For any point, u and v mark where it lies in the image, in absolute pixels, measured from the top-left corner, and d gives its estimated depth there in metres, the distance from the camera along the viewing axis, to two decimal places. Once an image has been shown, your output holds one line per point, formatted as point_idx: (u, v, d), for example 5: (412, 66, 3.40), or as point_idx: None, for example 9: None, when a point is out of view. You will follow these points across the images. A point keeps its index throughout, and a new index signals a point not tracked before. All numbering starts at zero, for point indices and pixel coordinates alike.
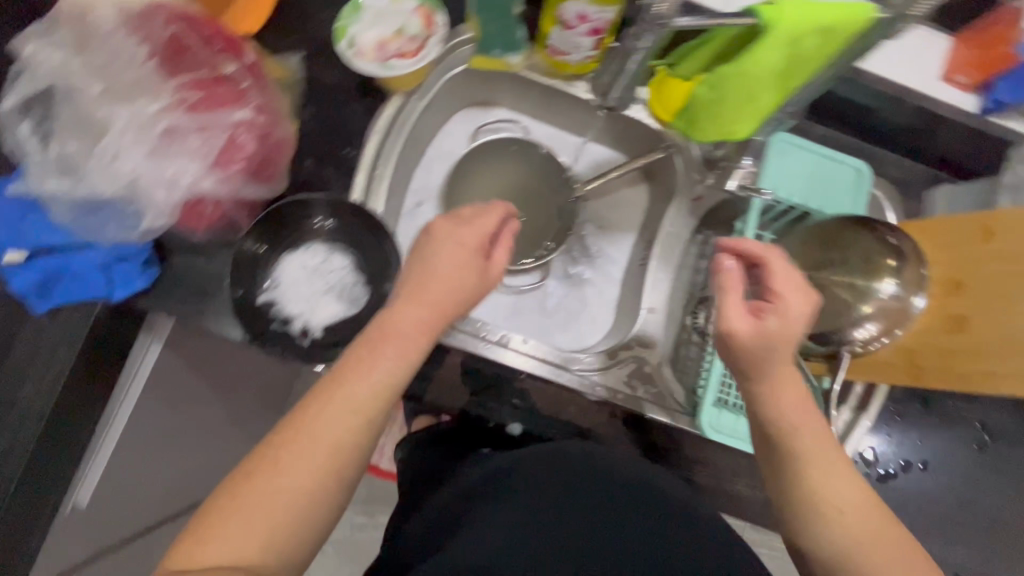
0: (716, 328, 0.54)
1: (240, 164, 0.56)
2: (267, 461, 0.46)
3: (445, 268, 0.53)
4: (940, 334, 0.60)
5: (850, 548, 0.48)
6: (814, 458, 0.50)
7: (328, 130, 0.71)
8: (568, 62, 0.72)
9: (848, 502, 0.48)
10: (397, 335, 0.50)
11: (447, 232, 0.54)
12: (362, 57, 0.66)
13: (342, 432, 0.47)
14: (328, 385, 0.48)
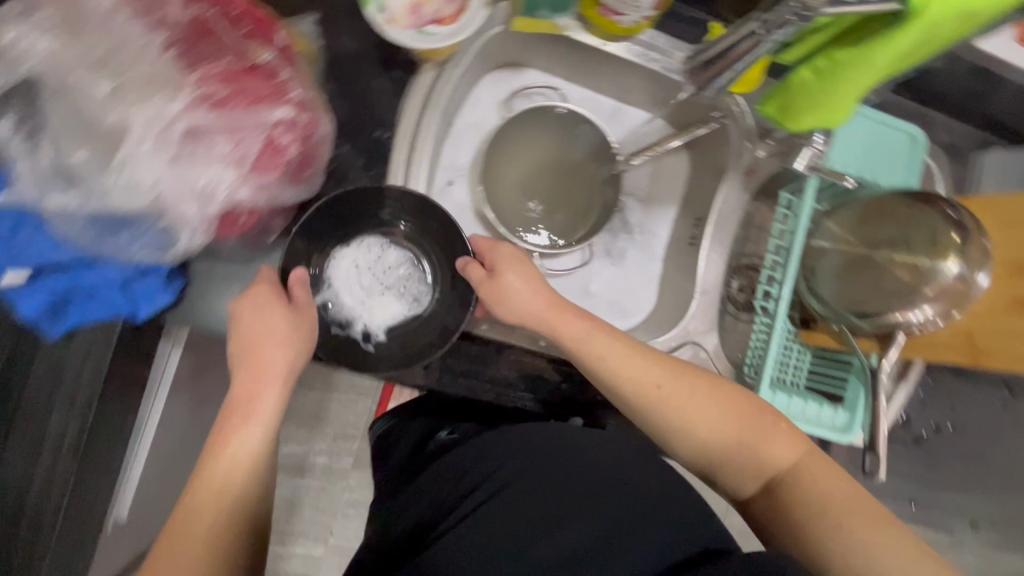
0: (529, 306, 0.57)
1: (281, 169, 0.50)
2: (172, 547, 0.45)
3: (284, 358, 0.52)
4: (998, 313, 0.61)
5: (738, 449, 0.53)
6: (655, 396, 0.55)
7: (358, 109, 0.63)
8: (623, 22, 0.64)
9: (741, 432, 0.53)
10: (261, 392, 0.51)
11: (250, 308, 0.53)
12: (394, 25, 0.56)
13: (250, 508, 0.49)
14: (209, 461, 0.48)
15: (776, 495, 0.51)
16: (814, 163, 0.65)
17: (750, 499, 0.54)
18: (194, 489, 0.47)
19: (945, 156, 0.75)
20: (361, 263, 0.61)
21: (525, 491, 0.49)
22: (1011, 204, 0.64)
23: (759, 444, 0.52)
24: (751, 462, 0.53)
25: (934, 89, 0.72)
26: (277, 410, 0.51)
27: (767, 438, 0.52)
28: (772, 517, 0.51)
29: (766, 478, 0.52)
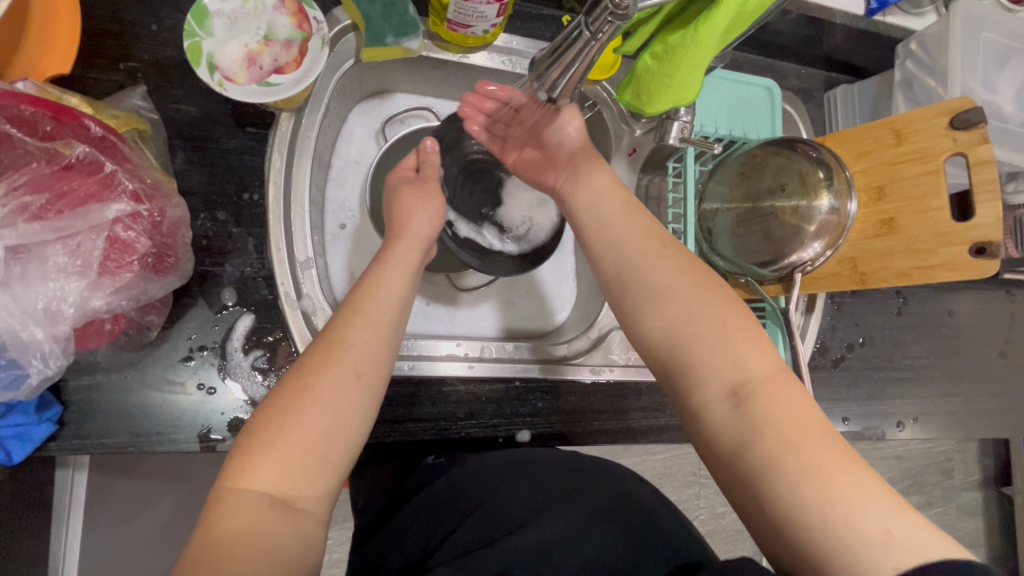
0: (602, 201, 0.58)
1: (136, 264, 0.47)
2: (262, 449, 0.40)
3: (396, 291, 0.51)
4: (871, 237, 0.66)
5: (714, 353, 0.47)
6: (658, 275, 0.53)
7: (218, 176, 0.59)
8: (473, 33, 0.63)
9: (729, 342, 0.48)
10: (374, 316, 0.48)
11: (403, 239, 0.55)
12: (233, 82, 0.53)
13: (350, 435, 0.44)
14: (316, 373, 0.44)
15: (738, 404, 0.45)
16: (684, 135, 0.64)
17: (705, 406, 0.47)
18: (286, 403, 0.42)
19: (800, 100, 0.81)
20: (257, 334, 0.58)
21: (515, 494, 0.56)
22: (859, 135, 0.68)
23: (733, 350, 0.47)
24: (721, 369, 0.47)
25: (778, 42, 0.77)
26: (391, 331, 0.49)
27: (742, 347, 0.47)
28: (734, 436, 0.44)
29: (731, 389, 0.46)
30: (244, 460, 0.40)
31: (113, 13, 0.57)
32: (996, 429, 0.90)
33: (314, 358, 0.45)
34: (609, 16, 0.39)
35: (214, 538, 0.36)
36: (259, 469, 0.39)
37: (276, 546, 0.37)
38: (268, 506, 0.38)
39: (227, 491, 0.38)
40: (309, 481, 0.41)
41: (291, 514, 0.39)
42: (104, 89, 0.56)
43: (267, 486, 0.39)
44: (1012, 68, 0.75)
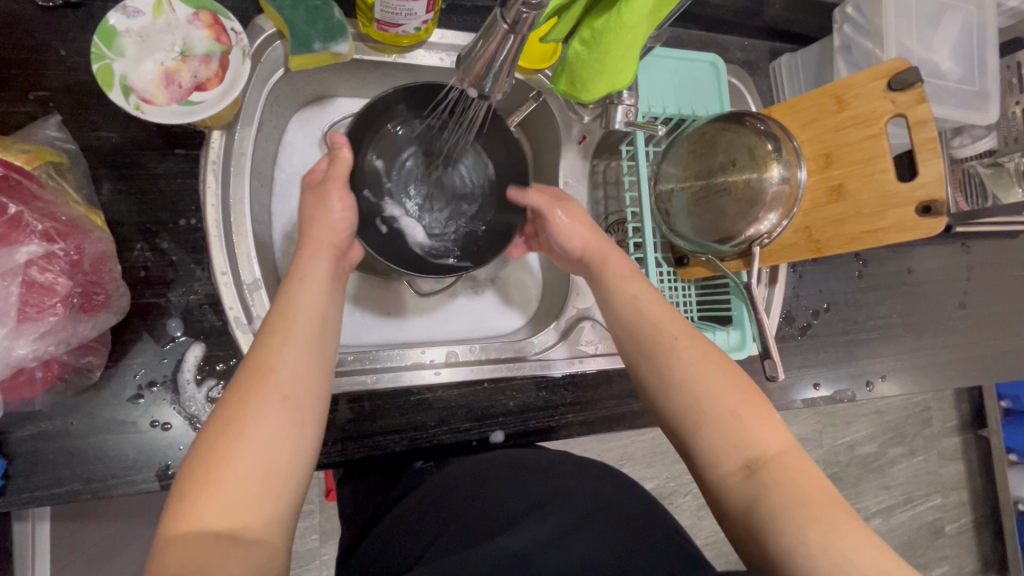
0: (585, 245, 0.58)
1: (60, 306, 0.45)
2: (197, 492, 0.38)
3: (317, 303, 0.48)
4: (823, 205, 0.66)
5: (730, 423, 0.47)
6: (669, 345, 0.51)
7: (150, 204, 0.56)
8: (405, 32, 0.61)
9: (742, 411, 0.47)
10: (291, 330, 0.45)
11: (312, 245, 0.51)
12: (152, 104, 0.51)
13: (294, 459, 0.42)
14: (241, 407, 0.41)
15: (751, 479, 0.45)
16: (630, 119, 0.63)
17: (723, 484, 0.46)
18: (216, 440, 0.40)
19: (746, 72, 0.80)
20: (209, 364, 0.56)
21: (493, 502, 0.55)
22: (804, 103, 0.68)
23: (745, 416, 0.47)
24: (731, 438, 0.46)
25: (721, 15, 0.77)
26: (317, 347, 0.46)
27: (755, 417, 0.47)
28: (748, 509, 0.44)
29: (749, 461, 0.45)
30: (180, 505, 0.37)
31: (17, 41, 0.54)
32: (963, 378, 0.93)
33: (238, 389, 0.42)
34: (523, 6, 0.38)
35: None
36: (198, 514, 0.37)
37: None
38: (212, 544, 0.37)
39: (168, 540, 0.36)
40: (256, 514, 0.39)
41: (242, 554, 0.37)
42: (15, 123, 0.53)
43: (210, 526, 0.37)
44: (948, 24, 0.76)
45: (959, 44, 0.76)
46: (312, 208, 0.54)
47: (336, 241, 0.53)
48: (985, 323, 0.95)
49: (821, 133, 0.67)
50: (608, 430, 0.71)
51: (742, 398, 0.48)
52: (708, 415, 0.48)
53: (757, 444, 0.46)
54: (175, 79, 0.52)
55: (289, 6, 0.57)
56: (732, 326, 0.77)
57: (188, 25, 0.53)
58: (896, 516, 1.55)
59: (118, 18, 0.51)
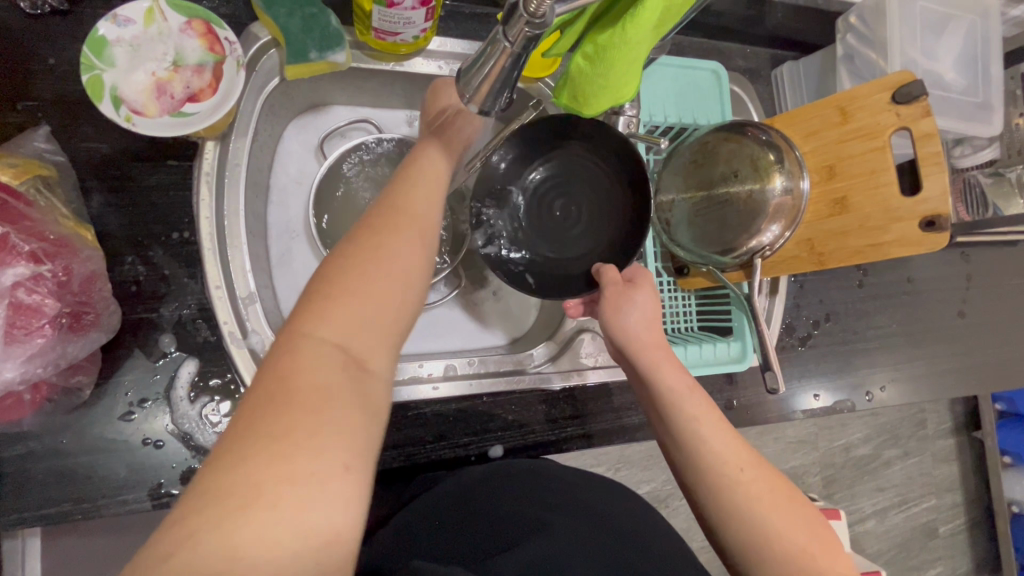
0: (651, 352, 0.53)
1: (47, 328, 0.44)
2: (332, 304, 0.38)
3: (448, 170, 0.49)
4: (825, 218, 0.66)
5: (796, 558, 0.47)
6: (739, 479, 0.49)
7: (142, 217, 0.55)
8: (403, 40, 0.60)
9: (809, 546, 0.47)
10: (429, 187, 0.46)
11: (436, 127, 0.51)
12: (143, 116, 0.50)
13: (415, 302, 0.42)
14: (383, 236, 0.41)
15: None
16: (631, 131, 0.62)
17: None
18: (357, 257, 0.40)
19: (748, 81, 0.79)
20: (202, 380, 0.55)
21: (510, 506, 0.55)
22: (806, 115, 0.67)
23: (812, 553, 0.47)
24: (796, 571, 0.46)
25: (724, 23, 0.76)
26: (443, 206, 0.47)
27: (822, 552, 0.47)
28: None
29: None
30: (315, 311, 0.37)
31: (4, 50, 0.52)
32: (961, 387, 0.93)
33: (378, 221, 0.42)
34: (526, 28, 0.36)
35: (288, 388, 0.34)
36: (327, 328, 0.37)
37: (354, 425, 0.35)
38: (339, 364, 0.36)
39: (299, 340, 0.36)
40: (377, 342, 0.39)
41: (361, 382, 0.37)
42: (2, 133, 0.52)
43: (339, 343, 0.37)
44: (952, 33, 0.75)
45: (963, 53, 0.76)
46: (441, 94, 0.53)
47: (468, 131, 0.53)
48: (983, 330, 0.95)
49: (830, 147, 0.66)
50: (608, 441, 0.70)
51: (807, 530, 0.48)
52: (773, 551, 0.47)
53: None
54: (168, 89, 0.51)
55: (285, 14, 0.56)
56: (732, 336, 0.76)
57: (180, 33, 0.52)
58: (891, 518, 1.55)
59: (108, 27, 0.50)
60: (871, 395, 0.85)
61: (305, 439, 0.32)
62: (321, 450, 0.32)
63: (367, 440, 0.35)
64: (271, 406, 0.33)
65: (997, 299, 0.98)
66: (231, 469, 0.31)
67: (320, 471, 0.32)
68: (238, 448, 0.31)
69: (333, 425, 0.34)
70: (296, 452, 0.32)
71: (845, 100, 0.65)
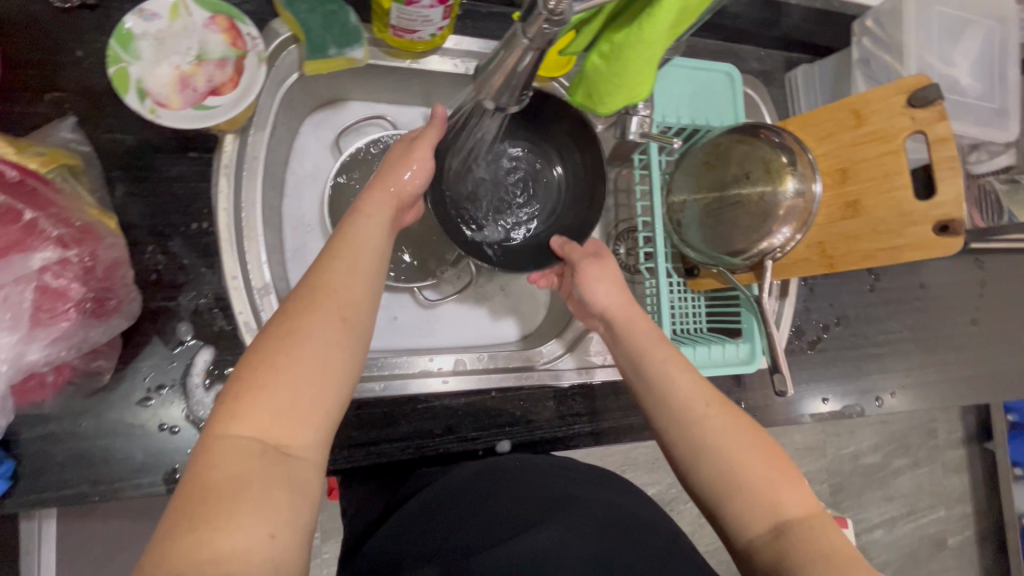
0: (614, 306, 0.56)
1: (72, 312, 0.45)
2: (252, 394, 0.38)
3: (379, 236, 0.49)
4: (837, 221, 0.66)
5: (753, 484, 0.46)
6: (698, 413, 0.49)
7: (162, 208, 0.56)
8: (420, 38, 0.61)
9: (768, 474, 0.47)
10: (355, 259, 0.47)
11: (379, 188, 0.52)
12: (166, 108, 0.51)
13: (340, 382, 0.42)
14: (300, 319, 0.42)
15: (779, 546, 0.44)
16: (644, 131, 0.63)
17: (752, 547, 0.45)
18: (273, 348, 0.40)
19: (762, 83, 0.80)
20: (217, 368, 0.56)
21: (505, 504, 0.55)
22: (820, 118, 0.67)
23: (771, 477, 0.47)
24: (752, 496, 0.46)
25: (738, 25, 0.76)
26: (372, 280, 0.47)
27: (781, 480, 0.47)
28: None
29: (776, 527, 0.45)
30: (230, 406, 0.38)
31: (34, 42, 0.54)
32: (973, 395, 0.92)
33: (299, 302, 0.43)
34: (544, 24, 0.37)
35: (206, 488, 0.35)
36: (246, 418, 0.38)
37: (276, 508, 0.36)
38: (259, 454, 0.37)
39: (215, 438, 0.37)
40: (297, 429, 0.39)
41: (283, 466, 0.38)
42: (29, 123, 0.53)
43: (257, 432, 0.38)
44: (969, 38, 0.75)
45: (981, 58, 0.75)
46: (391, 161, 0.54)
47: (404, 193, 0.53)
48: (996, 339, 0.95)
49: (842, 150, 0.66)
50: (615, 439, 0.71)
51: (767, 458, 0.48)
52: (731, 477, 0.47)
53: (783, 507, 0.45)
54: (190, 83, 0.52)
55: (306, 10, 0.57)
56: (742, 338, 0.76)
57: (203, 28, 0.53)
58: (899, 528, 1.54)
59: (134, 21, 0.51)
60: (881, 401, 0.85)
61: (222, 529, 0.34)
62: (239, 539, 0.34)
63: (293, 517, 0.37)
64: (187, 506, 0.34)
65: (1011, 307, 0.97)
66: (150, 572, 0.32)
67: (238, 557, 0.33)
68: (159, 551, 0.33)
69: (252, 514, 0.35)
70: (216, 549, 0.33)
71: (860, 104, 0.65)
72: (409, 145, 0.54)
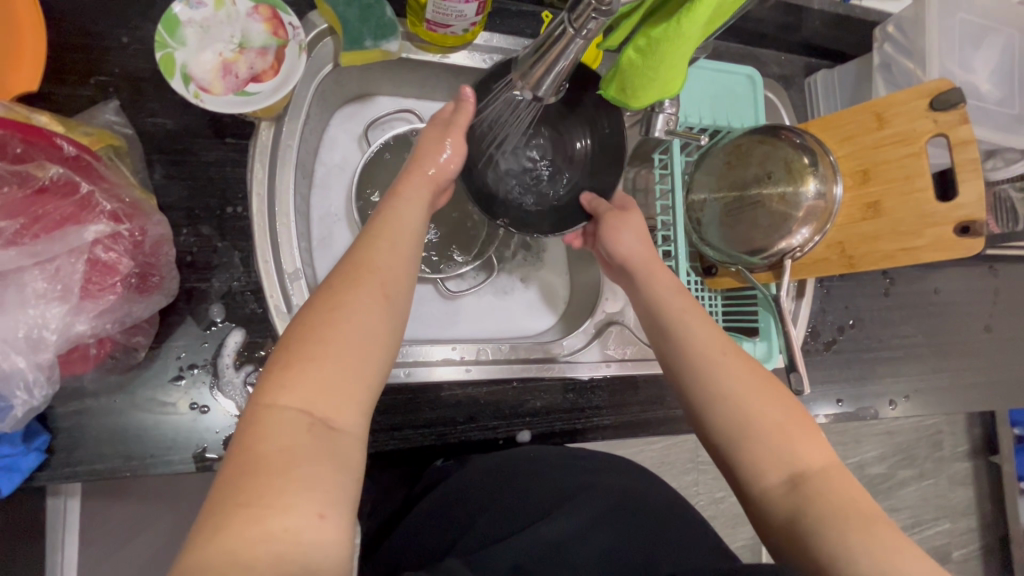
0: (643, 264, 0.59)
1: (118, 287, 0.47)
2: (298, 369, 0.40)
3: (415, 222, 0.51)
4: (858, 221, 0.67)
5: (766, 432, 0.48)
6: (715, 357, 0.52)
7: (199, 191, 0.58)
8: (453, 33, 0.62)
9: (781, 422, 0.49)
10: (394, 242, 0.48)
11: (417, 173, 0.54)
12: (210, 93, 0.52)
13: (381, 357, 0.43)
14: (344, 295, 0.44)
15: (790, 489, 0.45)
16: (670, 127, 0.64)
17: (767, 495, 0.47)
18: (318, 324, 0.42)
19: (782, 87, 0.81)
20: (247, 351, 0.57)
21: (518, 497, 0.56)
22: (842, 120, 0.69)
23: (788, 427, 0.48)
24: (768, 443, 0.48)
25: (762, 30, 0.77)
26: (411, 264, 0.48)
27: (796, 428, 0.48)
28: (791, 521, 0.44)
29: (794, 476, 0.46)
30: (277, 380, 0.39)
31: (81, 26, 0.55)
32: (984, 402, 0.92)
33: (341, 281, 0.45)
34: (592, 13, 0.38)
35: (259, 459, 0.36)
36: (294, 392, 0.39)
37: (324, 482, 0.37)
38: (306, 427, 0.38)
39: (265, 410, 0.38)
40: (342, 402, 0.40)
41: (330, 441, 0.39)
42: (75, 105, 0.54)
43: (304, 406, 0.39)
44: (989, 47, 0.76)
45: (999, 67, 0.77)
46: (424, 150, 0.55)
47: (439, 178, 0.55)
48: (1009, 347, 0.95)
49: (863, 152, 0.67)
50: (633, 433, 0.71)
51: (786, 411, 0.49)
52: (745, 424, 0.49)
53: (800, 458, 0.47)
54: (233, 70, 0.53)
55: (344, 2, 0.58)
56: (759, 337, 0.77)
57: (246, 17, 0.55)
58: None
59: (182, 8, 0.53)
60: (894, 405, 0.85)
61: (276, 503, 0.35)
62: (292, 512, 0.35)
63: (341, 492, 0.37)
64: (240, 476, 0.36)
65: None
66: (205, 539, 0.33)
67: (292, 531, 0.34)
68: (215, 520, 0.34)
69: (304, 487, 0.36)
70: (272, 515, 0.34)
71: (880, 107, 0.66)
72: (445, 129, 0.56)
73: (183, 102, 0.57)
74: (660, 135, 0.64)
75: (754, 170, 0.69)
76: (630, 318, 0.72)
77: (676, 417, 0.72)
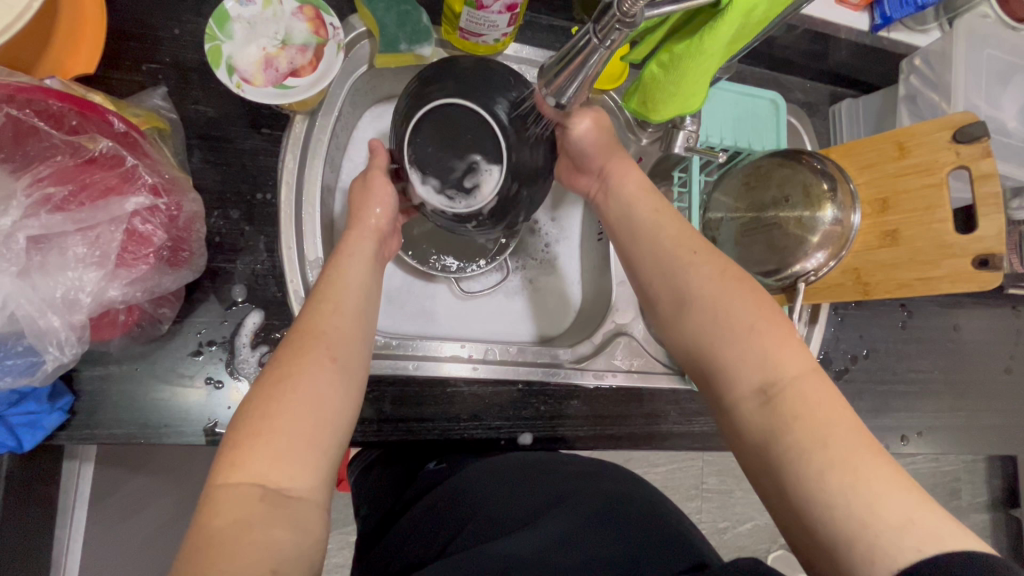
0: (631, 185, 0.59)
1: (151, 257, 0.50)
2: (249, 445, 0.41)
3: (360, 279, 0.52)
4: (874, 248, 0.67)
5: (735, 334, 0.49)
6: (689, 262, 0.53)
7: (233, 175, 0.60)
8: (485, 42, 0.65)
9: (752, 324, 0.49)
10: (339, 303, 0.50)
11: (359, 229, 0.55)
12: (251, 84, 0.55)
13: (337, 420, 0.44)
14: (291, 363, 0.45)
15: (766, 400, 0.46)
16: (690, 145, 0.65)
17: (738, 401, 0.48)
18: (265, 394, 0.43)
19: (805, 113, 0.81)
20: (264, 331, 0.59)
21: (515, 506, 0.55)
22: (864, 148, 0.69)
23: (760, 328, 0.49)
24: (739, 346, 0.49)
25: (789, 57, 0.79)
26: (360, 322, 0.50)
27: (771, 329, 0.49)
28: (764, 436, 0.45)
29: (764, 385, 0.46)
30: (229, 459, 0.40)
31: (139, 18, 0.59)
32: (1003, 445, 0.90)
33: (288, 352, 0.46)
34: (617, 24, 0.40)
35: (211, 534, 0.37)
36: (244, 463, 0.40)
37: (278, 543, 0.38)
38: (260, 498, 0.39)
39: (216, 488, 0.39)
40: (293, 466, 0.41)
41: (286, 506, 0.40)
42: (126, 90, 0.58)
43: (258, 478, 0.40)
44: (1016, 85, 0.76)
45: None
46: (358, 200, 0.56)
47: (382, 227, 0.56)
48: None
49: (881, 180, 0.67)
50: (635, 444, 0.71)
51: (761, 308, 0.50)
52: (716, 330, 0.50)
53: (773, 364, 0.47)
54: (275, 64, 0.56)
55: (383, 9, 0.61)
56: None
57: (290, 17, 0.58)
58: None
59: (233, 4, 0.56)
60: (904, 438, 0.84)
61: (226, 571, 0.35)
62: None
63: (295, 552, 0.39)
64: (191, 558, 0.36)
65: None
66: None
67: None
68: None
69: (254, 552, 0.37)
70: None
71: (903, 136, 0.66)
72: (364, 183, 0.57)
73: (225, 94, 0.61)
74: (682, 149, 0.64)
75: (763, 197, 0.69)
76: (638, 330, 0.72)
77: (680, 433, 0.72)
